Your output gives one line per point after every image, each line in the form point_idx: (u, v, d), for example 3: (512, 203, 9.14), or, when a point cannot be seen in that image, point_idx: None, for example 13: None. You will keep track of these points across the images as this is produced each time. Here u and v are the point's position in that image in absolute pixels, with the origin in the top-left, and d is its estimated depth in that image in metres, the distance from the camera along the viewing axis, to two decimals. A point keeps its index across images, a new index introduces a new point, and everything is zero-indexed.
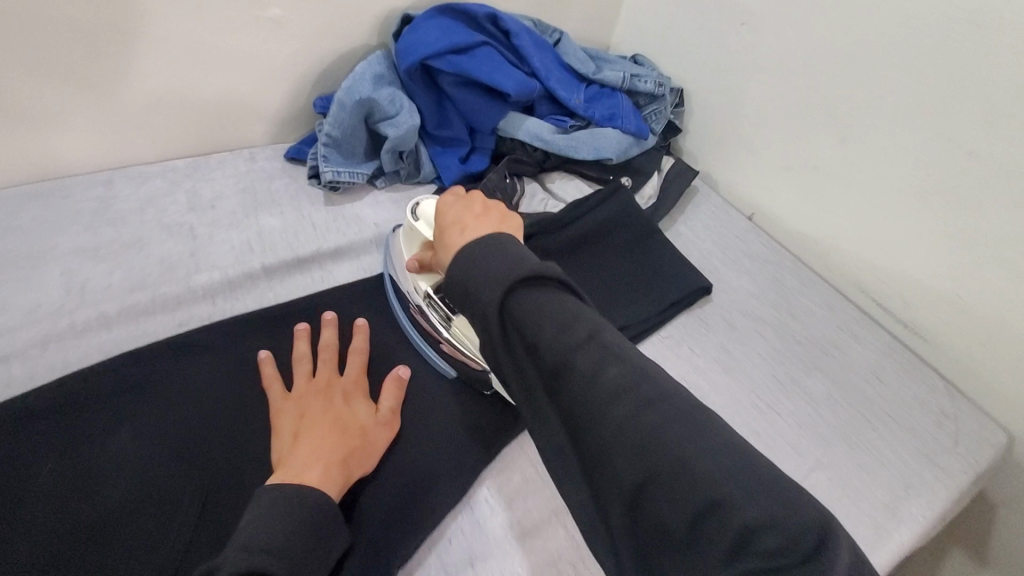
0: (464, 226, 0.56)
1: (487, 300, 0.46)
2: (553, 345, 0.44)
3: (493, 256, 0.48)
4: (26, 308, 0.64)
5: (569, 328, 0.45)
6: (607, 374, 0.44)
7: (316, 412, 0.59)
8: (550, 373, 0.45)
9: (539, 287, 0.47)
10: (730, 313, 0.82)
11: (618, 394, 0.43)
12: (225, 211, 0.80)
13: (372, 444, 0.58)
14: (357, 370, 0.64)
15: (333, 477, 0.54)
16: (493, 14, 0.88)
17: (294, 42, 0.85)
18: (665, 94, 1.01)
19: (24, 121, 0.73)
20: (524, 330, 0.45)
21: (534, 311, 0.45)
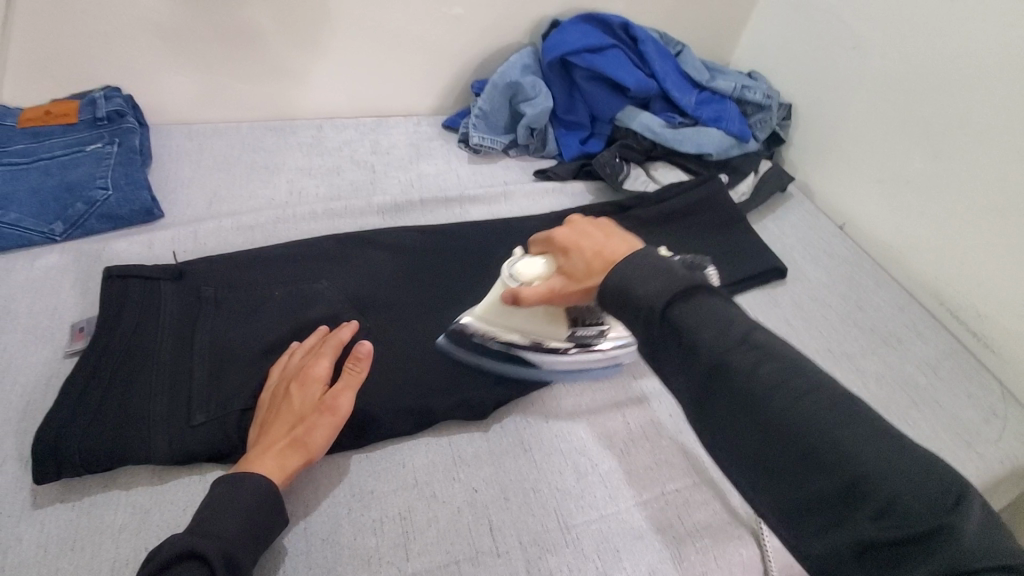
0: (616, 251, 0.55)
1: (653, 303, 0.49)
2: (713, 348, 0.47)
3: (649, 276, 0.50)
4: (265, 200, 0.93)
5: (721, 330, 0.48)
6: (760, 364, 0.46)
7: (277, 400, 0.61)
8: (705, 370, 0.47)
9: (693, 295, 0.49)
10: (800, 297, 0.92)
11: (768, 385, 0.45)
12: (397, 157, 1.06)
13: (310, 431, 0.58)
14: (328, 357, 0.64)
15: (265, 466, 0.56)
16: (626, 24, 1.06)
17: (468, 36, 1.09)
18: (772, 105, 1.12)
19: (284, 75, 1.05)
20: (681, 332, 0.48)
21: (693, 319, 0.48)
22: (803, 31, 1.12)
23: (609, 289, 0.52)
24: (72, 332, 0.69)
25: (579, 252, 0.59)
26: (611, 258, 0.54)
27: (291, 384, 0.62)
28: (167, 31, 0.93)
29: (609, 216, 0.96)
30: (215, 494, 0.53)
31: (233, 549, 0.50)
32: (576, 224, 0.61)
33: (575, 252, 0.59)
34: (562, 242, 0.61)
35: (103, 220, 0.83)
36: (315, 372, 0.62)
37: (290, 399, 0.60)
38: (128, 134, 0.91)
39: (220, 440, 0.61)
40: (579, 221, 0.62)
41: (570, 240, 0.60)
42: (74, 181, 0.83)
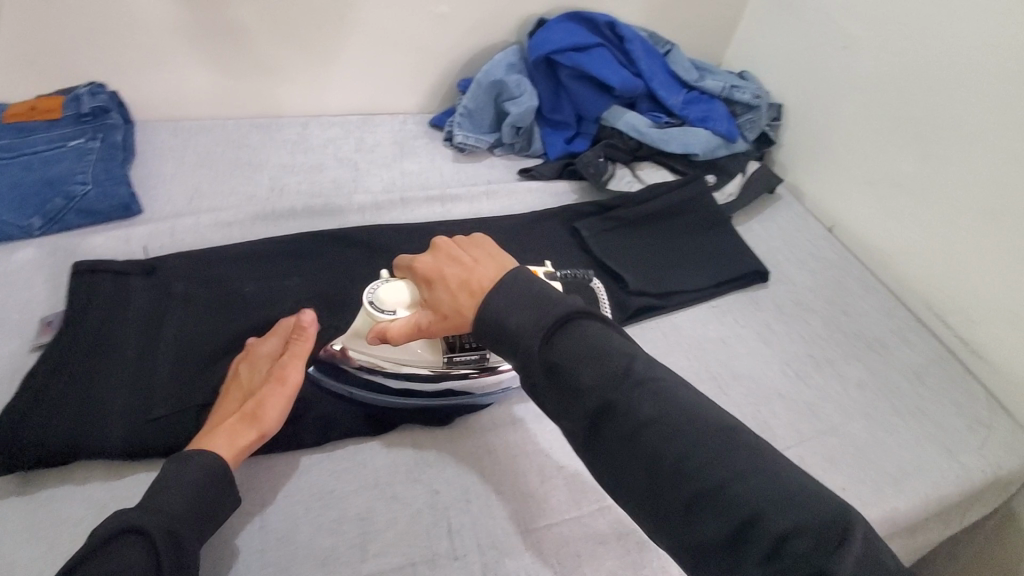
0: (478, 281, 0.55)
1: (530, 341, 0.48)
2: (595, 387, 0.46)
3: (519, 306, 0.50)
4: (246, 196, 0.93)
5: (604, 369, 0.47)
6: (642, 405, 0.45)
7: (229, 383, 0.63)
8: (588, 412, 0.47)
9: (570, 326, 0.49)
10: (783, 300, 0.91)
11: (648, 425, 0.45)
12: (381, 155, 1.06)
13: (263, 403, 0.59)
14: (276, 337, 0.65)
15: (216, 441, 0.56)
16: (612, 22, 1.04)
17: (455, 34, 1.09)
18: (762, 106, 1.11)
19: (270, 72, 1.05)
20: (558, 372, 0.47)
21: (573, 354, 0.48)
22: (795, 31, 1.10)
23: (484, 325, 0.52)
24: (40, 325, 0.70)
25: (442, 284, 0.58)
26: (472, 290, 0.55)
27: (241, 365, 0.64)
28: (152, 27, 0.94)
29: (590, 216, 0.95)
30: (165, 471, 0.53)
31: (177, 530, 0.49)
32: (441, 252, 0.61)
33: (439, 284, 0.58)
34: (424, 273, 0.61)
35: (82, 215, 0.82)
36: (261, 350, 0.64)
37: (241, 378, 0.62)
38: (111, 130, 0.91)
39: (177, 435, 0.61)
40: (444, 249, 0.61)
41: (434, 272, 0.60)
42: (54, 175, 0.83)
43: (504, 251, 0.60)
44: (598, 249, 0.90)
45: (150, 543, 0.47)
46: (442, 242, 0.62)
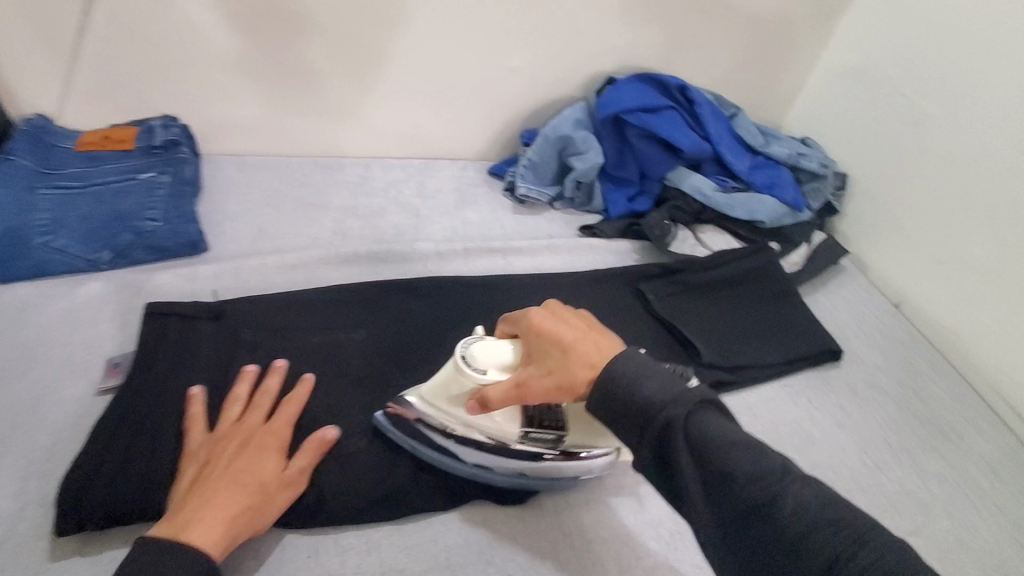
0: (592, 355, 0.55)
1: (668, 414, 0.49)
2: (730, 466, 0.47)
3: (661, 387, 0.50)
4: (310, 238, 0.93)
5: (761, 461, 0.48)
6: (806, 504, 0.46)
7: (226, 462, 0.56)
8: (745, 505, 0.46)
9: (709, 412, 0.50)
10: (854, 381, 0.89)
11: (820, 528, 0.45)
12: (442, 201, 1.06)
13: (270, 504, 0.56)
14: (283, 418, 0.62)
15: (207, 534, 0.51)
16: (683, 85, 1.04)
17: (524, 86, 1.09)
18: (828, 175, 1.09)
19: (337, 113, 1.05)
20: (702, 452, 0.48)
21: (708, 434, 0.48)
22: (863, 103, 1.10)
23: (613, 399, 0.52)
24: (107, 367, 0.68)
25: (549, 343, 0.57)
26: (592, 362, 0.55)
27: (245, 443, 0.59)
28: (231, 65, 0.95)
29: (656, 278, 0.93)
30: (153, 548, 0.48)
31: None
32: (551, 315, 0.60)
33: (549, 335, 0.58)
34: (535, 327, 0.59)
35: (149, 252, 0.81)
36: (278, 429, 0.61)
37: (252, 459, 0.57)
38: (181, 164, 0.91)
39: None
40: (557, 313, 0.61)
41: (542, 322, 0.59)
42: (125, 209, 0.82)
43: (608, 330, 0.60)
44: (666, 313, 0.88)
45: None
46: (553, 305, 0.63)
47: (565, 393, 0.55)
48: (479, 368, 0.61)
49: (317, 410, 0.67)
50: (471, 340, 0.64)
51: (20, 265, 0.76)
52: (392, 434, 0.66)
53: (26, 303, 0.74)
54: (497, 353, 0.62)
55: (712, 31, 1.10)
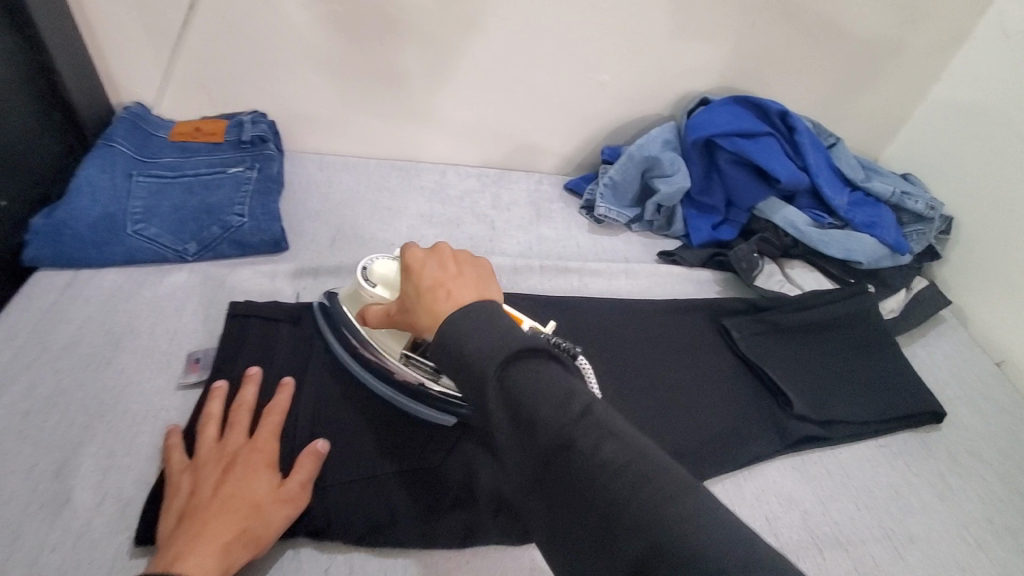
0: (452, 298, 0.51)
1: (485, 364, 0.43)
2: (550, 425, 0.40)
3: (489, 332, 0.45)
4: (386, 244, 0.92)
5: (562, 407, 0.41)
6: (600, 451, 0.39)
7: (210, 491, 0.53)
8: (546, 457, 0.40)
9: (534, 361, 0.43)
10: (955, 448, 0.81)
11: (621, 484, 0.38)
12: (517, 215, 1.03)
13: (268, 523, 0.53)
14: (268, 433, 0.59)
15: (203, 565, 0.48)
16: (784, 111, 0.98)
17: (609, 101, 1.05)
18: (935, 218, 1.00)
19: (418, 118, 1.04)
20: (517, 407, 0.41)
21: (530, 385, 0.41)
22: (978, 143, 1.01)
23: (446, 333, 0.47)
24: (188, 362, 0.68)
25: (417, 280, 0.54)
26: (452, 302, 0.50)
27: (229, 467, 0.55)
28: (320, 65, 0.95)
29: (740, 314, 0.88)
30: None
31: None
32: (430, 253, 0.55)
33: (416, 276, 0.54)
34: (409, 262, 0.55)
35: (234, 247, 0.81)
36: (262, 452, 0.57)
37: (237, 482, 0.54)
38: (268, 161, 0.91)
39: (301, 523, 0.57)
40: (435, 252, 0.56)
41: (414, 262, 0.54)
42: (214, 204, 0.83)
43: (492, 281, 0.55)
44: (753, 354, 0.82)
45: None
46: (443, 246, 0.57)
47: (420, 329, 0.54)
48: (371, 281, 0.66)
49: (393, 428, 0.65)
50: (375, 257, 0.69)
51: (113, 252, 0.77)
52: (315, 317, 0.71)
53: (117, 290, 0.75)
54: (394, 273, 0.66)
55: (815, 55, 1.04)
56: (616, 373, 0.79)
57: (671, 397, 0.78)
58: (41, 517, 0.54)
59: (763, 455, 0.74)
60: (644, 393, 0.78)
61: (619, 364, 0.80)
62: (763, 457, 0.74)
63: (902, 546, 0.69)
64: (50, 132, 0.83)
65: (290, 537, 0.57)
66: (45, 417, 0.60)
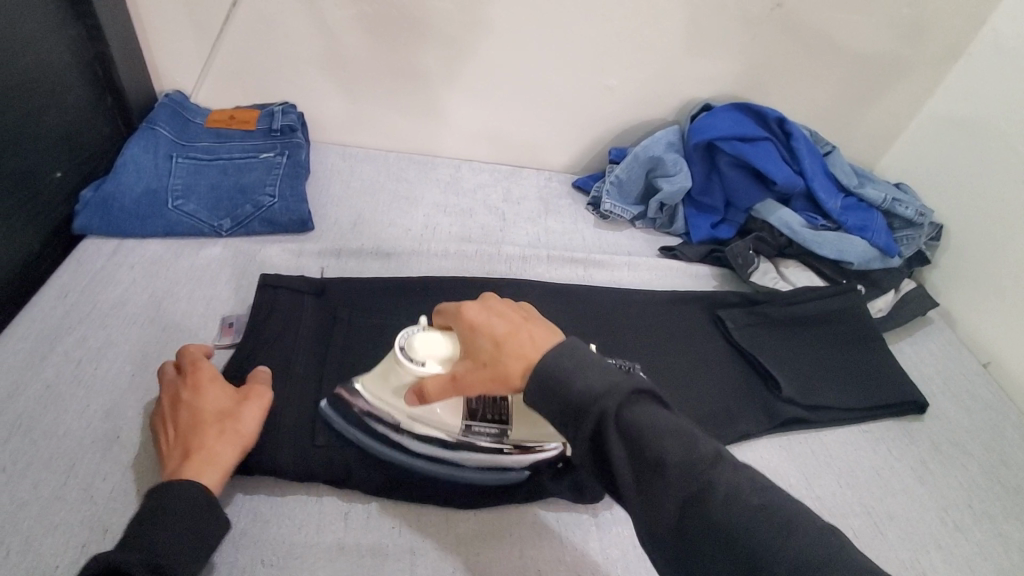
0: (533, 347, 0.54)
1: (606, 407, 0.46)
2: (676, 462, 0.45)
3: (597, 377, 0.48)
4: (404, 229, 0.98)
5: (691, 450, 0.46)
6: (742, 495, 0.44)
7: (176, 426, 0.60)
8: (680, 499, 0.45)
9: (645, 401, 0.48)
10: (936, 437, 0.85)
11: (752, 519, 0.43)
12: (527, 208, 1.09)
13: (238, 425, 0.60)
14: (209, 368, 0.65)
15: (196, 472, 0.56)
16: (782, 119, 1.04)
17: (617, 105, 1.11)
18: (924, 224, 1.06)
19: (437, 115, 1.10)
20: (638, 443, 0.46)
21: (652, 425, 0.46)
22: (968, 155, 1.06)
23: (555, 400, 0.49)
24: (222, 327, 0.75)
25: (488, 336, 0.56)
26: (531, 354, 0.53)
27: (183, 402, 0.61)
28: (348, 61, 1.02)
29: (734, 306, 0.93)
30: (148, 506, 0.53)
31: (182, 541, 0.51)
32: (487, 308, 0.59)
33: (485, 329, 0.57)
34: (471, 320, 0.58)
35: (264, 225, 0.88)
36: (207, 377, 0.64)
37: (194, 405, 0.61)
38: (296, 149, 0.96)
39: (321, 469, 0.63)
40: (491, 307, 0.59)
41: (479, 319, 0.58)
42: (247, 183, 0.90)
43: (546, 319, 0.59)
44: (745, 342, 0.88)
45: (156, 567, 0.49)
46: (494, 298, 0.61)
47: (509, 385, 0.53)
48: (416, 360, 0.61)
49: None
50: (409, 329, 0.64)
51: (154, 224, 0.84)
52: (333, 425, 0.65)
53: (158, 259, 0.82)
54: (435, 342, 0.61)
55: (814, 68, 1.10)
56: (615, 355, 0.85)
57: (666, 378, 0.83)
58: (93, 448, 0.62)
59: (751, 432, 0.79)
60: (642, 374, 0.83)
61: (618, 347, 0.86)
62: (751, 434, 0.79)
63: (879, 520, 0.74)
64: (100, 113, 0.90)
65: (310, 481, 0.64)
66: (96, 365, 0.69)
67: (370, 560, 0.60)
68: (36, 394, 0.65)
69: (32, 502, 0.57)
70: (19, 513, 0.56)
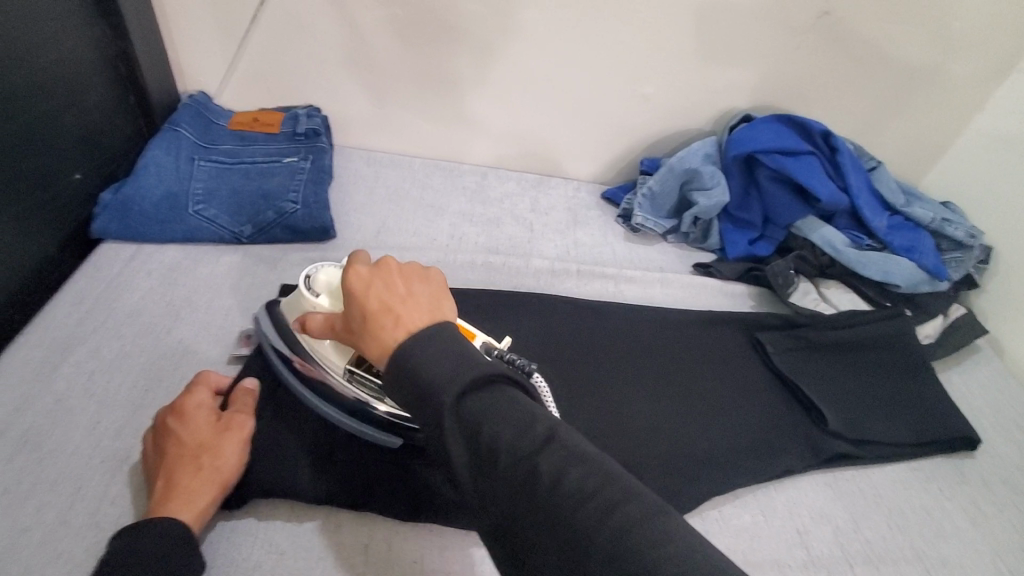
0: (402, 321, 0.45)
1: (441, 399, 0.40)
2: (510, 453, 0.39)
3: (440, 358, 0.41)
4: (427, 239, 0.95)
5: (524, 434, 0.40)
6: (568, 475, 0.39)
7: (158, 456, 0.56)
8: (512, 488, 0.38)
9: (493, 386, 0.41)
10: (990, 477, 0.80)
11: (583, 500, 0.38)
12: (555, 219, 1.05)
13: (221, 462, 0.57)
14: (200, 394, 0.61)
15: (171, 510, 0.52)
16: (827, 132, 0.99)
17: (651, 114, 1.07)
18: (975, 246, 1.00)
19: (463, 120, 1.07)
20: (475, 436, 0.39)
21: (488, 412, 0.40)
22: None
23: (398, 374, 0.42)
24: (241, 337, 0.72)
25: (362, 302, 0.48)
26: (404, 328, 0.45)
27: (165, 430, 0.58)
28: (374, 63, 0.98)
29: (775, 329, 0.88)
30: (112, 549, 0.47)
31: None
32: (375, 269, 0.50)
33: (361, 297, 0.48)
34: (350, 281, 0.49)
35: (286, 232, 0.85)
36: (192, 402, 0.60)
37: (178, 435, 0.57)
38: (320, 153, 0.93)
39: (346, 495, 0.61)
40: (379, 266, 0.50)
41: (359, 285, 0.48)
42: (270, 190, 0.86)
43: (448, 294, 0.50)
44: (786, 368, 0.83)
45: None
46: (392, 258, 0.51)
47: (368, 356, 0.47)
48: (314, 294, 0.62)
49: None
50: (319, 266, 0.64)
51: (173, 229, 0.82)
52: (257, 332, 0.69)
53: (177, 265, 0.80)
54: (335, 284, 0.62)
55: (859, 79, 1.04)
56: (647, 378, 0.80)
57: (702, 405, 0.79)
58: (103, 469, 0.59)
59: (795, 467, 0.75)
60: (676, 399, 0.79)
61: (652, 370, 0.81)
62: (794, 469, 0.75)
63: (932, 568, 0.69)
64: (122, 113, 0.88)
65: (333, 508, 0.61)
66: (110, 377, 0.66)
67: None
68: (47, 407, 0.62)
69: (38, 525, 0.54)
70: (23, 537, 0.53)
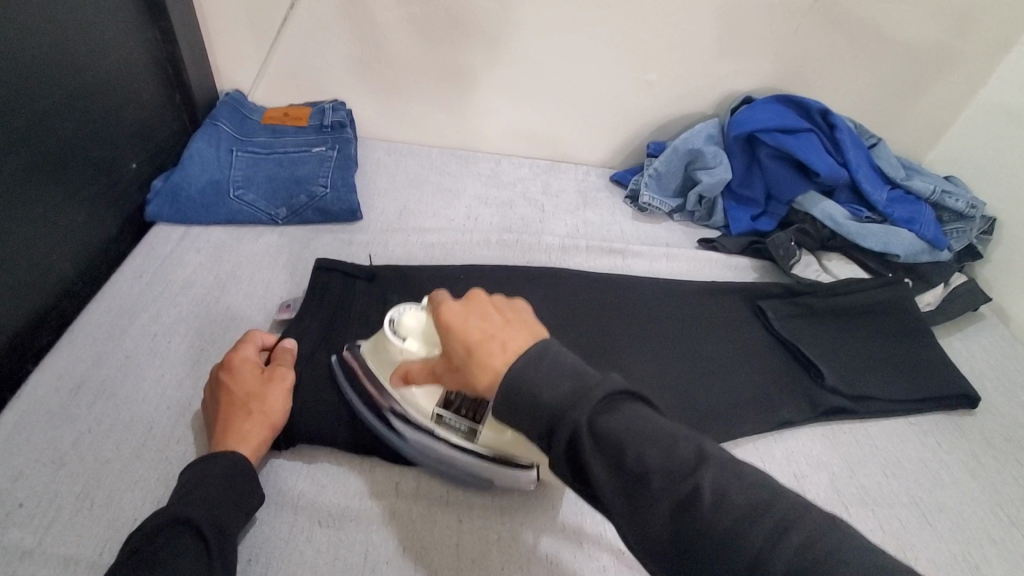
0: (504, 348, 0.48)
1: (574, 419, 0.42)
2: (659, 472, 0.40)
3: (558, 377, 0.44)
4: (446, 219, 1.01)
5: (672, 454, 0.41)
6: (724, 492, 0.39)
7: (216, 403, 0.65)
8: (668, 509, 0.40)
9: (620, 405, 0.43)
10: (989, 432, 0.83)
11: (739, 515, 0.38)
12: (566, 200, 1.11)
13: (268, 405, 0.64)
14: (249, 351, 0.69)
15: (229, 445, 0.61)
16: (825, 110, 1.03)
17: (656, 99, 1.12)
18: (976, 217, 1.03)
19: (477, 110, 1.13)
20: (618, 458, 0.41)
21: (627, 434, 0.41)
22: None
23: (521, 408, 0.45)
24: (280, 305, 0.80)
25: (461, 337, 0.51)
26: (505, 354, 0.48)
27: (219, 382, 0.66)
28: (394, 60, 1.06)
29: (776, 297, 0.93)
30: (190, 479, 0.56)
31: (223, 512, 0.55)
32: (466, 306, 0.53)
33: (459, 333, 0.51)
34: (446, 320, 0.53)
35: (317, 214, 0.93)
36: (238, 358, 0.68)
37: (230, 384, 0.65)
38: (346, 143, 1.01)
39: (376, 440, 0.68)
40: (470, 301, 0.54)
41: (457, 321, 0.52)
42: (301, 175, 0.94)
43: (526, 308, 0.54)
44: (786, 332, 0.87)
45: (199, 537, 0.52)
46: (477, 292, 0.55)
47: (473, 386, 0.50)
48: (400, 336, 0.65)
49: None
50: (399, 308, 0.67)
51: (217, 212, 0.90)
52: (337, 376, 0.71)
53: (221, 244, 0.88)
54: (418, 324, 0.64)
55: (858, 59, 1.08)
56: (652, 341, 0.86)
57: (705, 365, 0.84)
58: (167, 415, 0.67)
59: (794, 420, 0.79)
60: (680, 360, 0.84)
61: (657, 334, 0.87)
62: (794, 422, 0.79)
63: (928, 511, 0.73)
64: (169, 110, 0.96)
65: (366, 452, 0.68)
66: (169, 339, 0.74)
67: (420, 529, 0.64)
68: (116, 364, 0.71)
69: (114, 460, 0.62)
70: (103, 469, 0.62)
